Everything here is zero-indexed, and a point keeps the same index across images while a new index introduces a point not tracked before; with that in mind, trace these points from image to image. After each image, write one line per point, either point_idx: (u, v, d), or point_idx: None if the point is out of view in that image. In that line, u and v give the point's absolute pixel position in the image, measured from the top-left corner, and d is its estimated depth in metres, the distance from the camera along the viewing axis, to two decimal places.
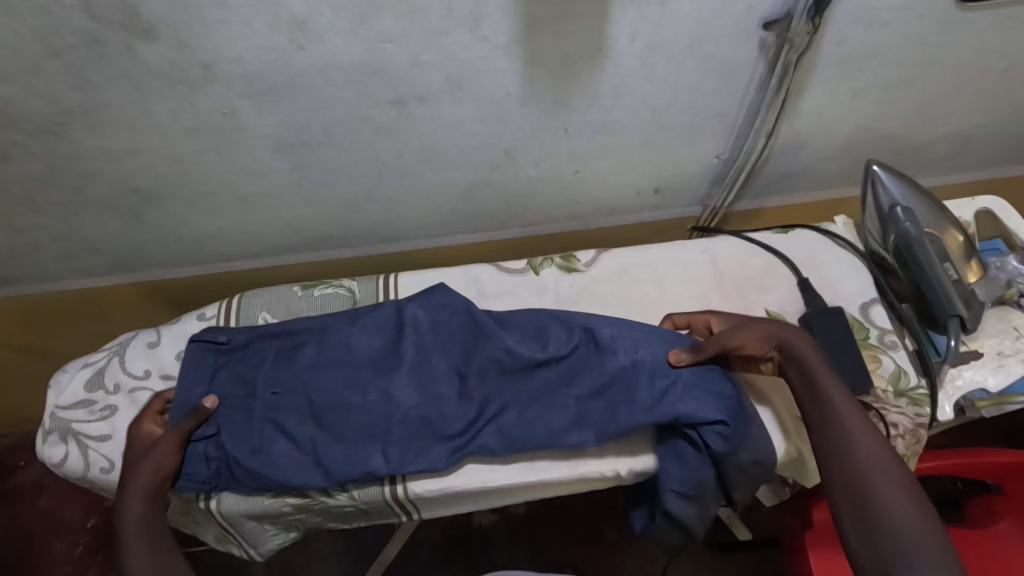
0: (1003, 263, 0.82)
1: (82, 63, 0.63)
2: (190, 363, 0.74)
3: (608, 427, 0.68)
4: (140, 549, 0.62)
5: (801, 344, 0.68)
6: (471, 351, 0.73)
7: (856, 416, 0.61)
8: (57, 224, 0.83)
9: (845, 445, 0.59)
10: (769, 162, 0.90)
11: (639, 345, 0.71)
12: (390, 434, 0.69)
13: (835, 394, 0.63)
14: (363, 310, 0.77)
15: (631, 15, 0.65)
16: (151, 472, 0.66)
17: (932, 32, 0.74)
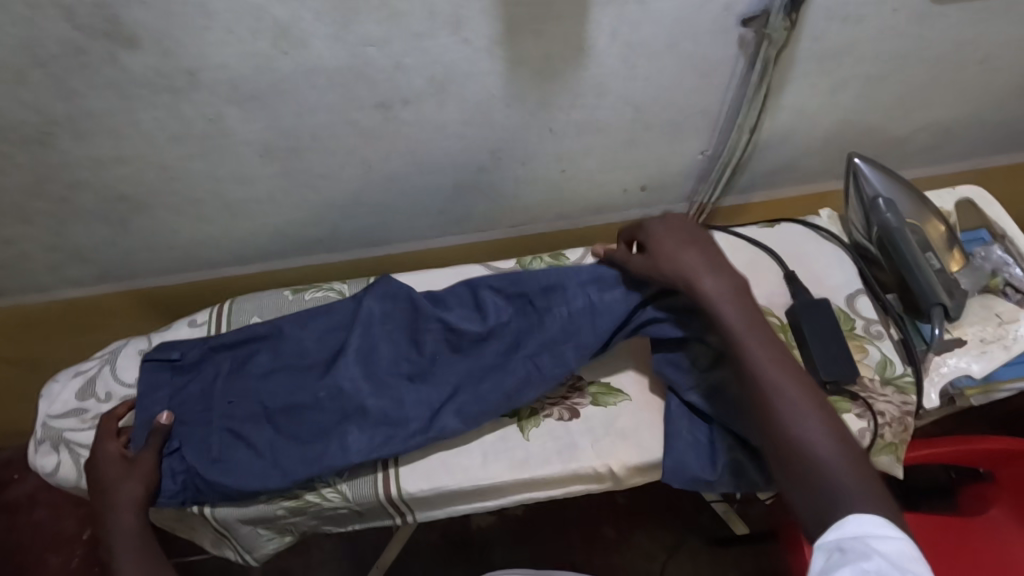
0: (989, 253, 0.84)
1: (67, 72, 0.63)
2: (146, 386, 0.74)
3: (558, 373, 0.73)
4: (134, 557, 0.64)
5: (713, 284, 0.67)
6: (419, 338, 0.76)
7: (772, 361, 0.62)
8: (45, 235, 0.83)
9: (764, 391, 0.61)
10: (752, 157, 0.91)
11: (570, 293, 0.75)
12: (348, 427, 0.70)
13: (750, 340, 0.64)
14: (316, 312, 0.78)
15: (612, 14, 0.66)
16: (136, 488, 0.67)
17: (908, 24, 0.75)
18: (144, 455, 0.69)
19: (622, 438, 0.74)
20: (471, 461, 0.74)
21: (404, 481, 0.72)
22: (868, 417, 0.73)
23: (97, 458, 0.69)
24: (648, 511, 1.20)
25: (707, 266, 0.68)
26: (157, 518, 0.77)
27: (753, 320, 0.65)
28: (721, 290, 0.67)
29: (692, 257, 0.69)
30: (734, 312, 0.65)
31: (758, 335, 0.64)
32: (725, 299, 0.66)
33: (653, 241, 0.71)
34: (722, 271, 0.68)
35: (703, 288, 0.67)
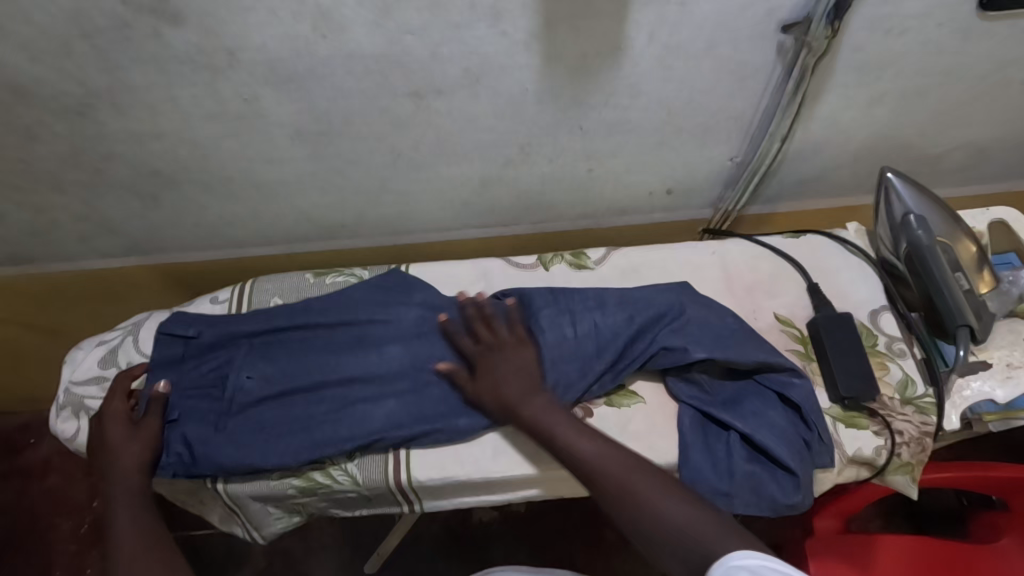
0: (1017, 278, 0.81)
1: (110, 45, 0.64)
2: (159, 358, 0.76)
3: (572, 387, 0.73)
4: (130, 514, 0.65)
5: (508, 378, 0.71)
6: (428, 340, 0.77)
7: (592, 450, 0.65)
8: (78, 205, 0.85)
9: (613, 483, 0.62)
10: (782, 166, 0.90)
11: (580, 312, 0.77)
12: (363, 410, 0.72)
13: (567, 434, 0.66)
14: (333, 302, 0.80)
15: (651, 15, 0.66)
16: (141, 451, 0.69)
17: (952, 40, 0.73)
18: (147, 421, 0.71)
19: (637, 439, 0.74)
20: (481, 452, 0.74)
21: (414, 470, 0.73)
22: (885, 435, 0.73)
23: (104, 417, 0.71)
24: None
25: (498, 368, 0.72)
26: (167, 489, 0.78)
27: (555, 413, 0.68)
28: (508, 380, 0.71)
29: (488, 362, 0.72)
30: (531, 398, 0.69)
31: (571, 428, 0.67)
32: (532, 401, 0.69)
33: (462, 342, 0.74)
34: (515, 374, 0.71)
35: (512, 396, 0.70)
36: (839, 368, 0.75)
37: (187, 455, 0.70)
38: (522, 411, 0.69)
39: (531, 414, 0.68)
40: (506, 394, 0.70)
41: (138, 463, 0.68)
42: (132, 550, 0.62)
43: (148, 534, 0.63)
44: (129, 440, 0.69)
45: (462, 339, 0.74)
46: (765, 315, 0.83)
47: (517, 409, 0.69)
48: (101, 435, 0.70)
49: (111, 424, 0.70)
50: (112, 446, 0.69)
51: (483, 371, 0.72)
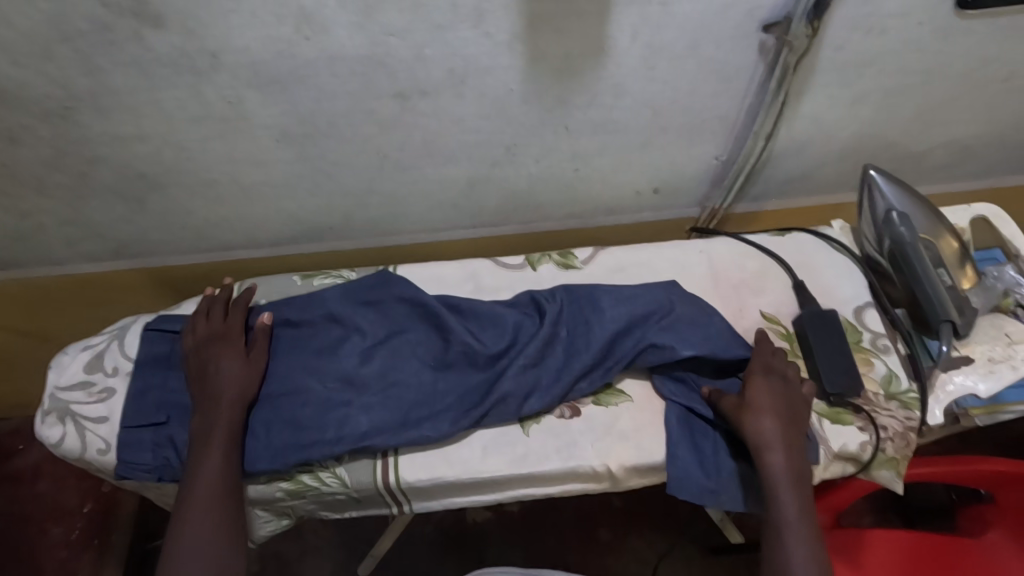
0: (1001, 273, 0.82)
1: (91, 48, 0.64)
2: (151, 355, 0.79)
3: (557, 389, 0.74)
4: (221, 442, 0.68)
5: (768, 418, 0.69)
6: (417, 344, 0.77)
7: (795, 512, 0.65)
8: (63, 208, 0.84)
9: (788, 547, 0.64)
10: (768, 164, 0.91)
11: (568, 313, 0.78)
12: (345, 413, 0.72)
13: (787, 488, 0.66)
14: (325, 298, 0.80)
15: (633, 15, 0.66)
16: (245, 382, 0.73)
17: (931, 39, 0.74)
18: (257, 361, 0.75)
19: (624, 438, 0.75)
20: (469, 453, 0.74)
21: (403, 471, 0.73)
22: (871, 431, 0.73)
23: (225, 342, 0.75)
24: (644, 515, 1.20)
25: (779, 405, 0.70)
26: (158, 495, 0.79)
27: (787, 465, 0.67)
28: (771, 423, 0.68)
29: (767, 392, 0.71)
30: (780, 443, 0.67)
31: (789, 485, 0.66)
32: (783, 450, 0.67)
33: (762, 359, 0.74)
34: (780, 419, 0.69)
35: (769, 435, 0.68)
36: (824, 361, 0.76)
37: (175, 460, 0.73)
38: (762, 450, 0.67)
39: (770, 460, 0.67)
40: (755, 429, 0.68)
41: (240, 397, 0.72)
42: (210, 490, 0.66)
43: (229, 476, 0.67)
44: (240, 375, 0.73)
45: (758, 356, 0.75)
46: (752, 313, 0.83)
47: (760, 446, 0.67)
48: (213, 358, 0.73)
49: (225, 352, 0.74)
50: (221, 372, 0.73)
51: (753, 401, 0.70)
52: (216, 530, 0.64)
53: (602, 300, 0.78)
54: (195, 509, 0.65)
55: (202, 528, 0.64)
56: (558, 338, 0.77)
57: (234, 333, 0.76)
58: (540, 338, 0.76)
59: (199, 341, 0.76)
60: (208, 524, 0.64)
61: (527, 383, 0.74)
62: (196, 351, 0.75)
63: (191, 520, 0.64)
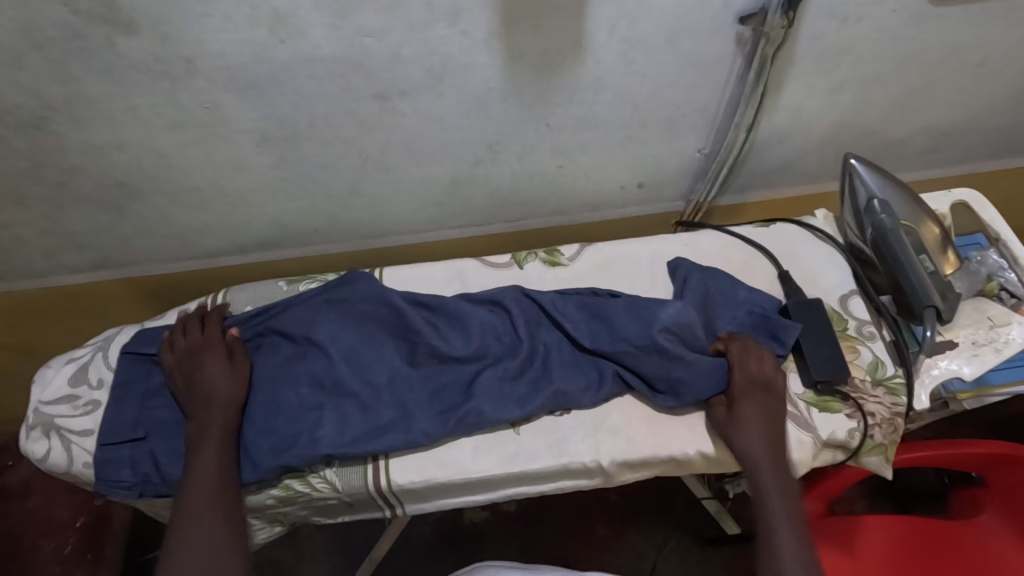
0: (984, 258, 0.83)
1: (63, 56, 0.63)
2: (126, 378, 0.77)
3: (531, 399, 0.74)
4: (213, 444, 0.69)
5: (745, 406, 0.71)
6: (382, 343, 0.76)
7: (776, 493, 0.67)
8: (42, 220, 0.83)
9: (772, 527, 0.65)
10: (749, 157, 0.91)
11: (542, 324, 0.79)
12: (319, 417, 0.71)
13: (765, 470, 0.68)
14: (293, 303, 0.79)
15: (610, 9, 0.66)
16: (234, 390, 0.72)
17: (906, 26, 0.75)
18: (244, 366, 0.75)
19: (615, 434, 0.75)
20: (460, 453, 0.74)
21: (394, 474, 0.73)
22: (859, 418, 0.74)
23: (210, 350, 0.75)
24: (640, 509, 1.20)
25: (765, 425, 0.70)
26: (147, 508, 0.79)
27: (776, 472, 0.68)
28: (747, 410, 0.71)
29: (740, 379, 0.73)
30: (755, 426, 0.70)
31: (768, 468, 0.68)
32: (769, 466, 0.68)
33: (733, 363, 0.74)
34: (756, 402, 0.71)
35: (753, 461, 0.69)
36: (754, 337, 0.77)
37: (156, 475, 0.72)
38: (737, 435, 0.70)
39: (746, 446, 0.69)
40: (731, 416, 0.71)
41: (229, 402, 0.72)
42: (208, 493, 0.66)
43: (224, 483, 0.67)
44: (227, 381, 0.73)
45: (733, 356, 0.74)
46: None
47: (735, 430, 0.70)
48: (199, 365, 0.73)
49: (211, 359, 0.74)
50: (210, 379, 0.73)
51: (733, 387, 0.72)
52: (214, 530, 0.64)
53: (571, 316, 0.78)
54: (191, 514, 0.64)
55: (200, 533, 0.64)
56: (540, 344, 0.77)
57: (220, 341, 0.76)
58: (519, 353, 0.76)
59: (184, 354, 0.76)
60: (205, 527, 0.64)
61: (502, 392, 0.74)
62: (182, 364, 0.75)
63: (189, 527, 0.64)
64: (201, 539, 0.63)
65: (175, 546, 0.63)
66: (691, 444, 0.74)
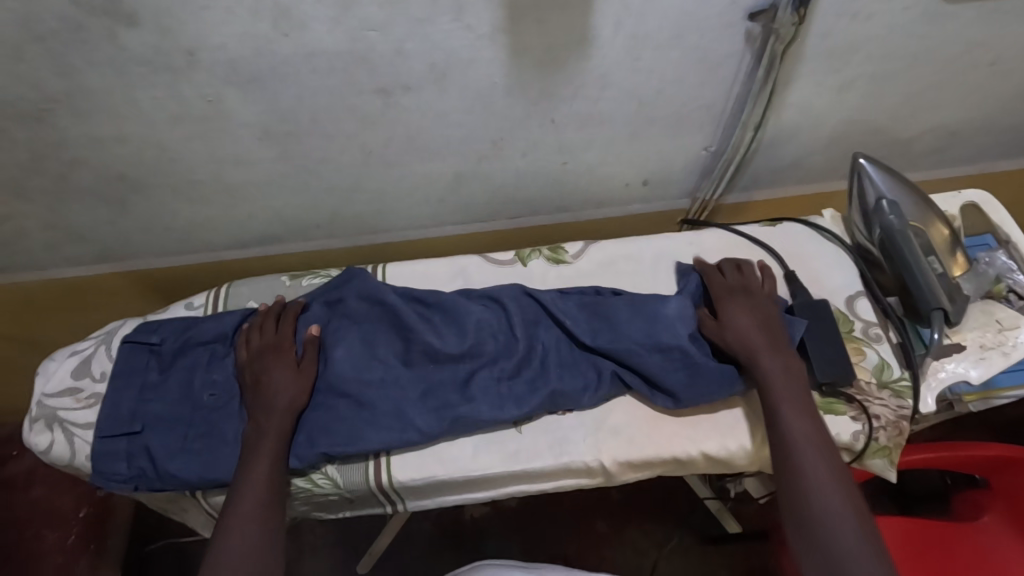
0: (993, 258, 0.81)
1: (64, 47, 0.62)
2: (124, 368, 0.77)
3: (528, 400, 0.73)
4: (269, 447, 0.68)
5: (781, 387, 0.68)
6: (377, 343, 0.76)
7: (820, 470, 0.63)
8: (44, 212, 0.83)
9: (813, 505, 0.62)
10: (756, 155, 0.90)
11: (541, 323, 0.78)
12: (316, 417, 0.72)
13: (807, 447, 0.65)
14: (293, 305, 0.79)
15: (616, 5, 0.65)
16: (294, 394, 0.72)
17: (918, 23, 0.73)
18: (311, 372, 0.74)
19: (617, 433, 0.74)
20: (460, 451, 0.74)
21: (394, 470, 0.73)
22: (863, 420, 0.73)
23: (281, 349, 0.75)
24: (642, 507, 1.20)
25: (757, 323, 0.73)
26: (149, 501, 0.79)
27: (779, 361, 0.70)
28: (784, 390, 0.68)
29: (771, 359, 0.70)
30: (794, 407, 0.67)
31: (809, 445, 0.65)
32: (770, 356, 0.70)
33: (739, 337, 0.72)
34: (791, 385, 0.69)
35: (755, 350, 0.71)
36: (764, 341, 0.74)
37: (150, 470, 0.71)
38: (777, 415, 0.67)
39: (786, 425, 0.66)
40: (768, 396, 0.68)
41: (290, 405, 0.71)
42: (259, 498, 0.65)
43: (274, 489, 0.67)
44: (293, 384, 0.72)
45: (729, 330, 0.73)
46: None
47: (775, 409, 0.68)
48: (266, 368, 0.73)
49: (279, 359, 0.74)
50: (275, 379, 0.72)
51: (761, 368, 0.70)
52: (258, 535, 0.64)
53: (569, 312, 0.78)
54: (238, 516, 0.64)
55: (246, 536, 0.63)
56: (539, 344, 0.77)
57: (285, 342, 0.75)
58: (516, 353, 0.76)
59: (254, 351, 0.75)
60: (252, 533, 0.64)
61: (501, 393, 0.74)
62: (250, 363, 0.74)
63: (235, 531, 0.63)
64: (245, 542, 0.63)
65: (219, 548, 0.62)
66: (692, 444, 0.73)
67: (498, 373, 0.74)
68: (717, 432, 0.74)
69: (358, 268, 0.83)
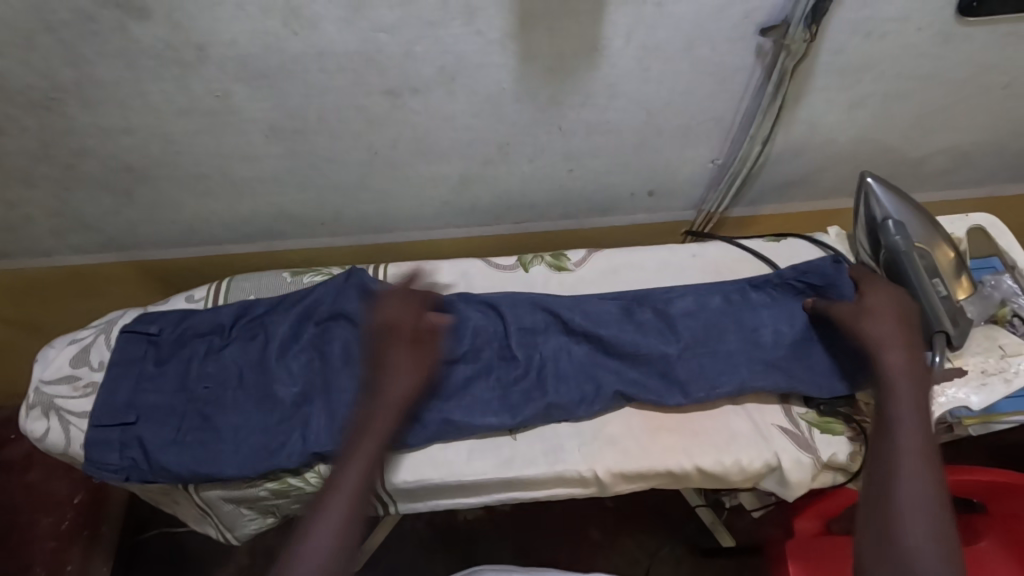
0: (999, 282, 0.82)
1: (75, 38, 0.63)
2: (122, 356, 0.77)
3: (523, 410, 0.73)
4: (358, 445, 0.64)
5: (903, 384, 0.65)
6: None
7: (921, 491, 0.59)
8: (50, 200, 0.83)
9: (900, 519, 0.57)
10: (764, 170, 0.90)
11: (539, 328, 0.78)
12: (312, 419, 0.72)
13: (918, 457, 0.60)
14: (295, 297, 0.80)
15: (628, 15, 0.65)
16: (403, 383, 0.68)
17: (931, 44, 0.73)
18: (433, 361, 0.71)
19: (613, 444, 0.74)
20: (455, 455, 0.74)
21: (388, 472, 0.73)
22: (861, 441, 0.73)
23: (388, 333, 0.71)
24: (635, 516, 1.19)
25: (896, 322, 0.70)
26: (143, 492, 0.79)
27: (909, 366, 0.66)
28: (909, 401, 0.64)
29: (902, 362, 0.66)
30: (916, 421, 0.63)
31: (914, 452, 0.61)
32: (903, 355, 0.67)
33: (875, 329, 0.69)
34: (911, 385, 0.65)
35: (880, 344, 0.68)
36: (798, 360, 0.75)
37: (143, 461, 0.72)
38: (892, 417, 0.63)
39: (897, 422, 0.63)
40: (887, 401, 0.64)
41: (404, 399, 0.67)
42: (348, 493, 0.61)
43: (362, 480, 0.62)
44: (412, 372, 0.68)
45: (864, 321, 0.70)
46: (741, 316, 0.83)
47: (892, 417, 0.63)
48: (385, 353, 0.69)
49: (396, 347, 0.70)
50: (396, 367, 0.68)
51: (889, 368, 0.66)
52: (344, 525, 0.59)
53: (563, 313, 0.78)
54: (331, 503, 0.60)
55: (327, 525, 0.59)
56: (538, 354, 0.76)
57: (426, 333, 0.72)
58: (514, 364, 0.76)
59: (361, 336, 0.71)
60: (333, 522, 0.59)
61: (495, 398, 0.74)
62: (365, 346, 0.70)
63: (315, 520, 0.59)
64: (331, 528, 0.58)
65: (304, 538, 0.58)
66: (688, 458, 0.73)
67: (494, 381, 0.75)
68: (713, 448, 0.73)
69: (355, 267, 0.83)
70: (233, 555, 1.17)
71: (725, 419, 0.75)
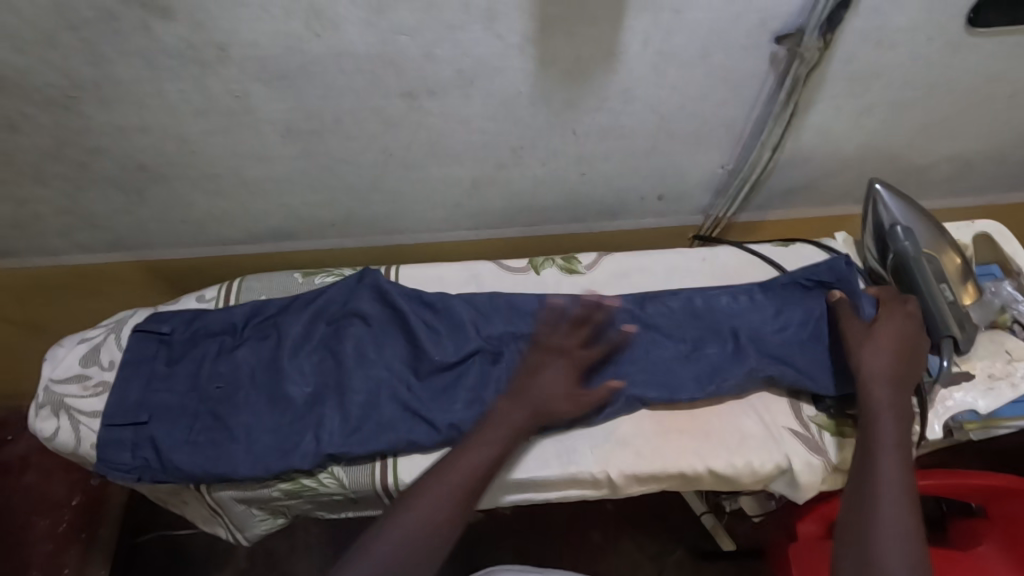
0: (998, 289, 0.83)
1: (96, 37, 0.63)
2: (133, 356, 0.77)
3: None
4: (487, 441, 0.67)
5: (888, 419, 0.66)
6: (384, 344, 0.77)
7: (897, 522, 0.60)
8: (61, 198, 0.83)
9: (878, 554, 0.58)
10: (772, 175, 0.91)
11: None
12: (324, 420, 0.72)
13: (897, 491, 0.62)
14: (308, 296, 0.81)
15: (646, 20, 0.66)
16: (550, 399, 0.70)
17: (941, 54, 0.74)
18: (585, 397, 0.71)
19: (626, 446, 0.74)
20: None
21: (400, 472, 0.72)
22: None
23: (564, 351, 0.73)
24: (637, 519, 1.20)
25: (890, 353, 0.70)
26: (151, 492, 0.79)
27: (896, 399, 0.67)
28: (893, 435, 0.65)
29: (888, 396, 0.67)
30: (898, 454, 0.64)
31: (894, 488, 0.62)
32: (890, 388, 0.68)
33: (867, 357, 0.70)
34: (896, 419, 0.66)
35: (871, 376, 0.68)
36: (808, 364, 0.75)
37: (156, 461, 0.71)
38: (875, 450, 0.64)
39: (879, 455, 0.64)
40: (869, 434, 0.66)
41: (534, 413, 0.69)
42: (461, 478, 0.64)
43: (475, 480, 0.65)
44: (563, 392, 0.71)
45: (865, 349, 0.71)
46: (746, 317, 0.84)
47: (874, 450, 0.64)
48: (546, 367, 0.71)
49: (564, 366, 0.72)
50: (544, 380, 0.71)
51: (876, 402, 0.67)
52: (449, 508, 0.62)
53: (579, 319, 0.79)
54: (434, 489, 0.63)
55: (428, 507, 0.62)
56: None
57: (588, 359, 0.73)
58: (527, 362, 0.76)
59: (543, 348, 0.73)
60: (434, 505, 0.62)
61: None
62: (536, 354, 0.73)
63: (415, 503, 0.62)
64: (430, 511, 0.62)
65: (403, 508, 0.62)
66: (700, 461, 0.74)
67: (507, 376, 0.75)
68: (724, 449, 0.74)
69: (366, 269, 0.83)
70: (233, 556, 1.16)
71: (735, 421, 0.76)
